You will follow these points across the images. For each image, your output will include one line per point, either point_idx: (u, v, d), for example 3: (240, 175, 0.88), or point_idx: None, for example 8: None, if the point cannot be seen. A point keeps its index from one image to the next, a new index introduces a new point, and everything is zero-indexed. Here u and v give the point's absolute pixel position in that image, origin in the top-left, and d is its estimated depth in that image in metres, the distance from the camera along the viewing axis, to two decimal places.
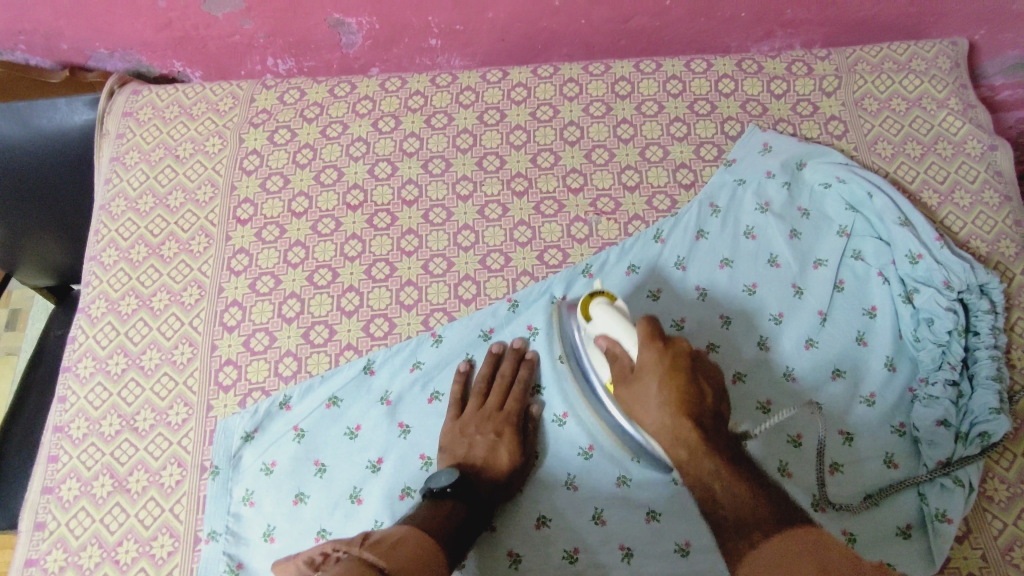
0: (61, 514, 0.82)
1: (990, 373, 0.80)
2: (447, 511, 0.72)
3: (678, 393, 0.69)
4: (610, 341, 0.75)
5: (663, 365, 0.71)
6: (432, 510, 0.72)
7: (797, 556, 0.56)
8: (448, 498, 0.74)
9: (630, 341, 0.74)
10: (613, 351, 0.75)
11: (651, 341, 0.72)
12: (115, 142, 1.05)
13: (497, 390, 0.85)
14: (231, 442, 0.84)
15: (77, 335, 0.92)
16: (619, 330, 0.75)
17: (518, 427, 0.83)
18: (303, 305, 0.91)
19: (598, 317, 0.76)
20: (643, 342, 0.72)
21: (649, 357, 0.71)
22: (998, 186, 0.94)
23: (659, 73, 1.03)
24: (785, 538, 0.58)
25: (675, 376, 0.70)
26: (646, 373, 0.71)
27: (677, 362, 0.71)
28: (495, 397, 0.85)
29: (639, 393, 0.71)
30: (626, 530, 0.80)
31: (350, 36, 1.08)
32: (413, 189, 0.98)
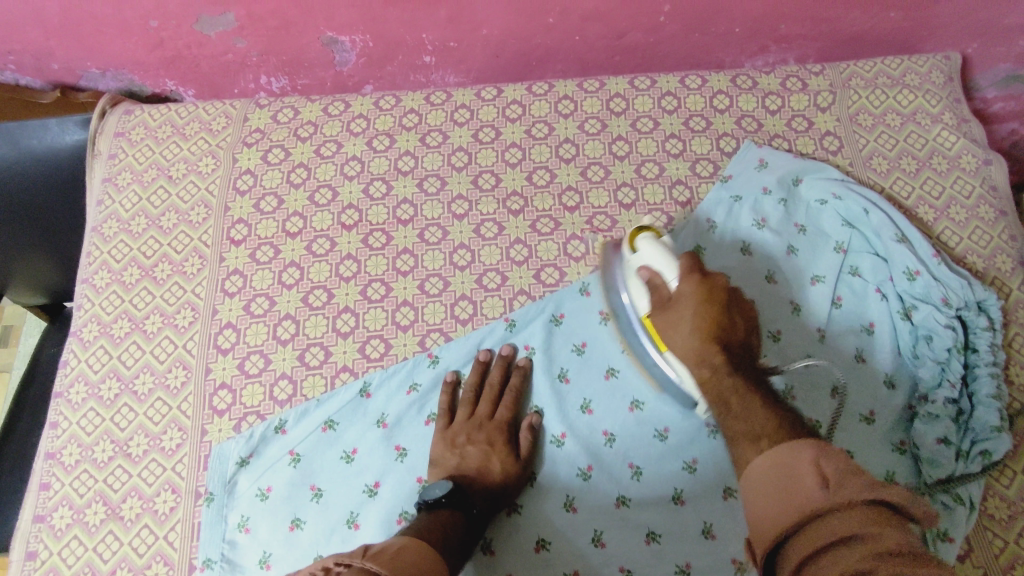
0: (54, 543, 0.81)
1: (989, 391, 0.80)
2: (444, 521, 0.73)
3: (708, 319, 0.69)
4: (650, 272, 0.76)
5: (699, 294, 0.71)
6: (431, 520, 0.72)
7: (794, 472, 0.53)
8: (444, 507, 0.75)
9: (671, 274, 0.74)
10: (653, 282, 0.76)
11: (691, 273, 0.73)
12: (107, 163, 1.04)
13: (488, 399, 0.86)
14: (225, 468, 0.83)
15: (70, 360, 0.91)
16: (661, 261, 0.76)
17: (510, 435, 0.84)
18: (298, 327, 0.90)
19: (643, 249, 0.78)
20: (685, 272, 0.73)
21: (687, 287, 0.72)
22: (993, 201, 0.94)
23: (654, 89, 1.03)
24: (788, 452, 0.55)
25: (710, 306, 0.70)
26: (683, 300, 0.72)
27: (714, 292, 0.71)
28: (485, 405, 0.85)
29: (673, 318, 0.72)
30: (625, 553, 0.79)
31: (343, 54, 1.07)
32: (408, 208, 0.98)
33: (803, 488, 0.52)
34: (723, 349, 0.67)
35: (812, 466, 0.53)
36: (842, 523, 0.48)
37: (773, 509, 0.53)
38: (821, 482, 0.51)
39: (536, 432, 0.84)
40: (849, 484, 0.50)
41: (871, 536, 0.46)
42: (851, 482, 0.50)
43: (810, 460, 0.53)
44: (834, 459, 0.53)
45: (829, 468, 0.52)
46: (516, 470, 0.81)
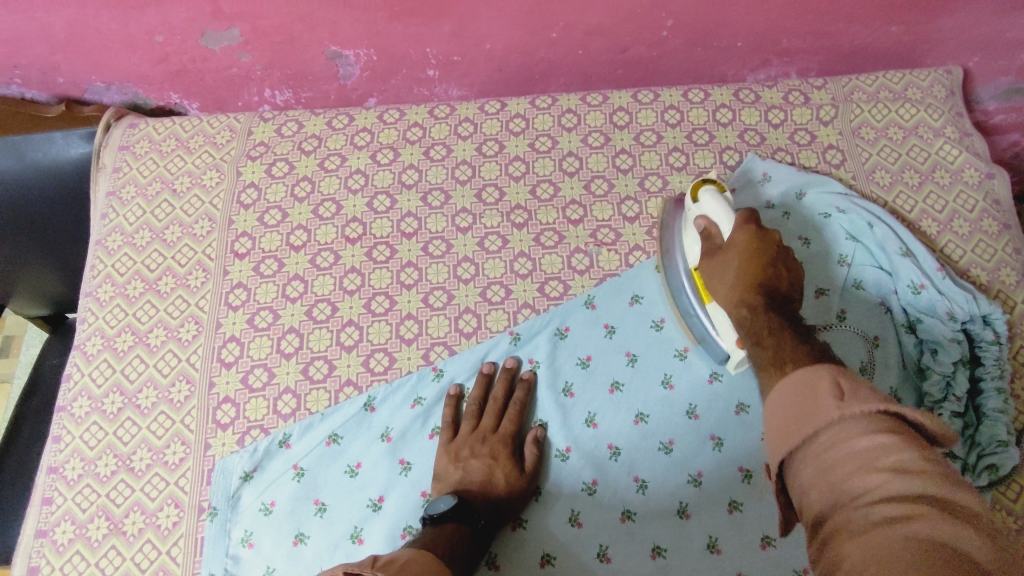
0: (56, 558, 0.81)
1: (996, 406, 0.80)
2: (449, 535, 0.73)
3: (754, 268, 0.72)
4: (708, 222, 0.79)
5: (749, 243, 0.73)
6: (435, 535, 0.72)
7: (812, 387, 0.56)
8: (449, 521, 0.74)
9: (727, 228, 0.76)
10: (708, 231, 0.78)
11: (747, 224, 0.74)
12: (112, 176, 1.04)
13: (491, 411, 0.86)
14: (229, 483, 0.83)
15: (73, 373, 0.91)
16: (719, 213, 0.78)
17: (514, 448, 0.84)
18: (302, 340, 0.90)
19: (705, 200, 0.80)
20: (739, 224, 0.75)
21: (739, 238, 0.73)
22: (996, 215, 0.95)
23: (657, 103, 1.04)
24: (806, 372, 0.57)
25: (757, 255, 0.72)
26: (734, 250, 0.74)
27: (765, 244, 0.72)
28: (488, 418, 0.85)
29: (720, 266, 0.75)
30: (631, 568, 0.79)
31: (348, 68, 1.08)
32: (413, 221, 0.98)
33: (818, 405, 0.54)
34: (766, 294, 0.71)
35: (830, 382, 0.55)
36: (854, 438, 0.51)
37: (788, 421, 0.56)
38: (836, 396, 0.53)
39: (541, 445, 0.84)
40: (863, 399, 0.52)
41: (879, 449, 0.49)
42: (866, 397, 0.52)
43: (828, 380, 0.55)
44: (851, 377, 0.55)
45: (846, 385, 0.54)
46: (520, 484, 0.81)
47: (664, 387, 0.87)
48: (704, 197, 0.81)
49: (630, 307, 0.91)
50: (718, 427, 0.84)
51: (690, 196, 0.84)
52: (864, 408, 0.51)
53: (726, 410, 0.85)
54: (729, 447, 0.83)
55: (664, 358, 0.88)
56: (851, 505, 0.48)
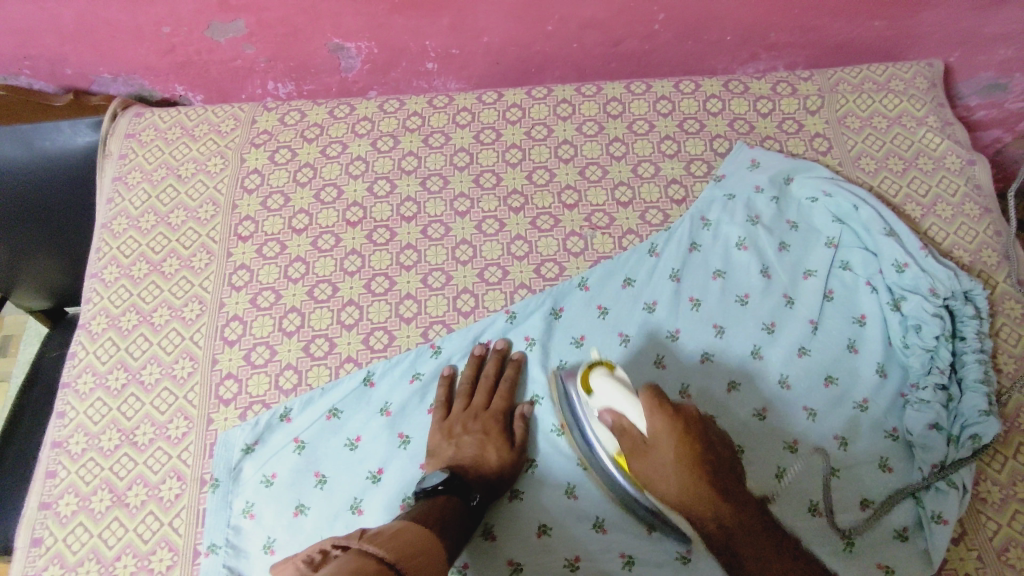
0: (58, 530, 0.82)
1: (977, 376, 0.82)
2: (442, 505, 0.73)
3: (693, 460, 0.67)
4: (615, 414, 0.73)
5: (674, 436, 0.68)
6: (429, 505, 0.73)
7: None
8: (441, 493, 0.75)
9: (637, 412, 0.71)
10: (619, 424, 0.73)
11: (659, 407, 0.69)
12: (117, 162, 1.06)
13: (483, 390, 0.87)
14: (231, 455, 0.84)
15: (77, 351, 0.93)
16: (624, 401, 0.72)
17: (505, 426, 0.85)
18: (303, 319, 0.92)
19: (600, 390, 0.74)
20: (650, 408, 0.69)
21: (659, 425, 0.68)
22: (978, 199, 0.98)
23: (649, 94, 1.07)
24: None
25: (689, 444, 0.68)
26: (659, 445, 0.68)
27: (687, 430, 0.68)
28: (480, 397, 0.87)
29: (655, 466, 0.69)
30: (626, 538, 0.80)
31: (349, 60, 1.11)
32: (412, 206, 1.00)
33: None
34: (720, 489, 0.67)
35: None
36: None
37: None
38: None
39: (528, 422, 0.86)
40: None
41: None
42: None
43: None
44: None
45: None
46: (512, 457, 0.83)
47: (657, 367, 0.89)
48: (598, 382, 0.75)
49: (623, 289, 0.93)
50: (711, 403, 0.86)
51: (581, 388, 0.77)
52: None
53: (718, 385, 0.87)
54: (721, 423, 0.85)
55: (657, 337, 0.90)
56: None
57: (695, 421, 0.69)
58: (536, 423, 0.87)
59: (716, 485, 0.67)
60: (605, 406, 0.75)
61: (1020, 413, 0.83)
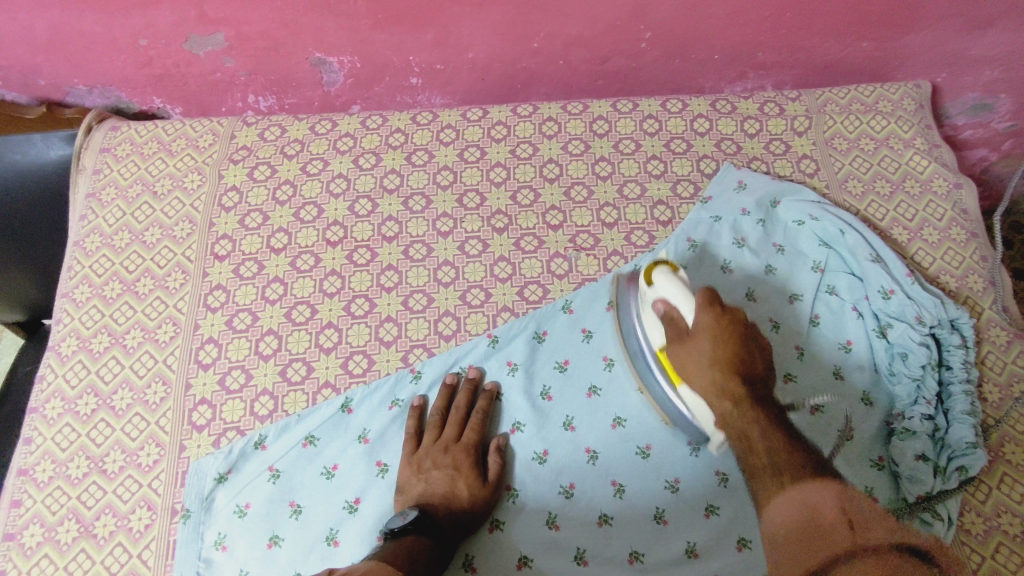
0: (23, 562, 0.79)
1: (964, 407, 0.82)
2: (409, 547, 0.72)
3: (726, 352, 0.73)
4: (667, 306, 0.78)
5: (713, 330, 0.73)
6: (396, 548, 0.71)
7: (816, 504, 0.62)
8: (410, 533, 0.73)
9: (688, 306, 0.76)
10: (670, 315, 0.78)
11: (709, 305, 0.75)
12: (91, 178, 1.04)
13: (453, 422, 0.85)
14: (203, 484, 0.82)
15: (47, 374, 0.90)
16: (679, 296, 0.77)
17: (476, 459, 0.82)
18: (280, 342, 0.90)
19: (659, 282, 0.79)
20: (701, 304, 0.75)
21: (704, 320, 0.74)
22: (965, 223, 0.97)
23: (636, 112, 1.06)
24: (815, 487, 0.64)
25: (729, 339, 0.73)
26: (700, 334, 0.74)
27: (732, 326, 0.74)
28: (451, 429, 0.84)
29: (689, 354, 0.75)
30: (607, 571, 0.78)
31: (332, 74, 1.09)
32: (394, 225, 0.98)
33: (828, 525, 0.60)
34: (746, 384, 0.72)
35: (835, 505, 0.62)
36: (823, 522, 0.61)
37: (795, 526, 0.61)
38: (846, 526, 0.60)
39: (503, 455, 0.84)
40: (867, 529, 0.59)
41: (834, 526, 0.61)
42: (873, 528, 0.59)
43: (834, 504, 0.62)
44: (852, 500, 0.63)
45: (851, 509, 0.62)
46: (484, 494, 0.80)
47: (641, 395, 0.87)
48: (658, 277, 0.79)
49: (608, 313, 0.91)
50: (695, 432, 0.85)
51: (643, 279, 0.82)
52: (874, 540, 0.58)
53: None
54: (706, 451, 0.84)
55: None
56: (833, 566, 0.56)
57: (741, 326, 0.74)
58: (516, 452, 0.84)
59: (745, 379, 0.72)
60: (659, 298, 0.79)
61: (1004, 442, 0.83)
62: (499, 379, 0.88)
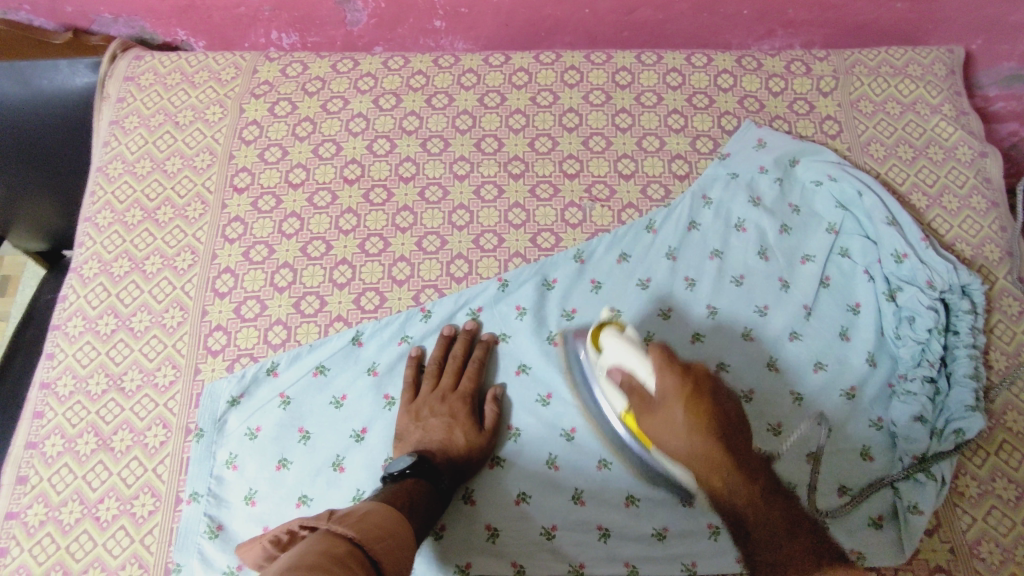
0: (44, 469, 0.83)
1: (967, 371, 0.82)
2: (408, 489, 0.73)
3: (702, 410, 0.69)
4: (625, 371, 0.74)
5: (685, 393, 0.69)
6: (396, 490, 0.73)
7: None
8: (409, 477, 0.75)
9: (644, 369, 0.72)
10: (628, 383, 0.74)
11: (669, 366, 0.71)
12: (115, 106, 1.05)
13: (450, 372, 0.86)
14: (216, 406, 0.85)
15: (69, 294, 0.92)
16: (633, 359, 0.73)
17: (472, 409, 0.84)
18: (295, 276, 0.92)
19: (609, 349, 0.76)
20: (661, 367, 0.71)
21: (670, 384, 0.70)
22: (986, 193, 0.96)
23: (660, 65, 1.04)
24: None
25: (698, 402, 0.69)
26: (669, 401, 0.70)
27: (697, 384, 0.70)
28: (447, 378, 0.85)
29: (664, 422, 0.70)
30: (603, 512, 0.80)
31: (355, 14, 1.08)
32: (411, 166, 0.99)
33: None
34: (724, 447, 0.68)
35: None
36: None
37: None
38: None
39: (499, 404, 0.85)
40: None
41: None
42: None
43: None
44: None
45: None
46: (480, 442, 0.81)
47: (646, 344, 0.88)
48: (607, 341, 0.77)
49: (618, 264, 0.92)
50: None
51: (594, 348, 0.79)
52: None
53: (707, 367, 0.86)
54: None
55: (648, 315, 0.89)
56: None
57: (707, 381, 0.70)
58: (519, 396, 0.86)
59: (721, 436, 0.68)
60: (614, 365, 0.75)
61: (1006, 410, 0.83)
62: (503, 323, 0.89)
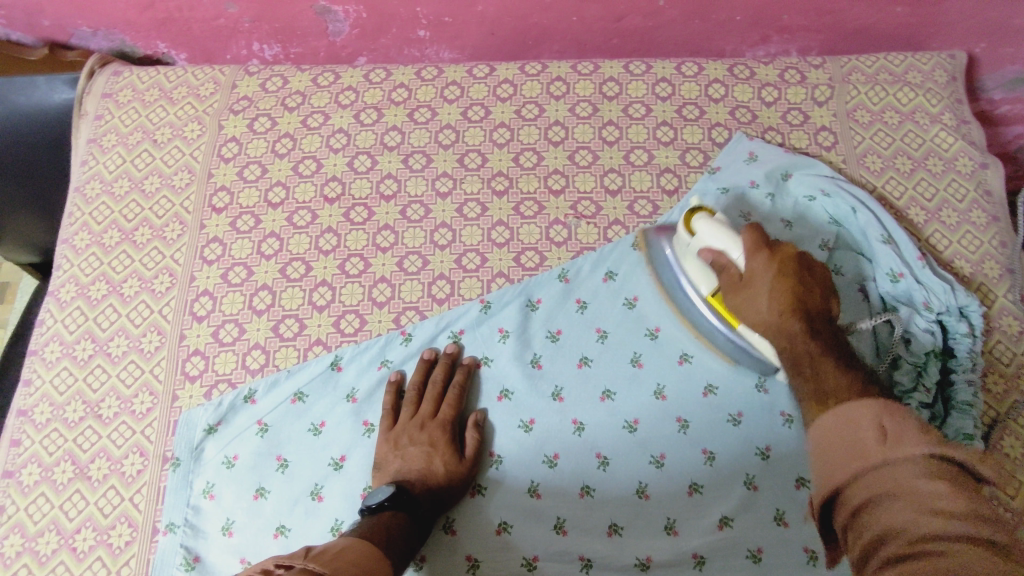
0: (21, 499, 0.82)
1: (966, 398, 0.79)
2: (386, 523, 0.71)
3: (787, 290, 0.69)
4: (715, 253, 0.77)
5: (773, 272, 0.71)
6: (373, 524, 0.71)
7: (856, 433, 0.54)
8: (387, 509, 0.73)
9: (737, 252, 0.75)
10: (719, 262, 0.77)
11: (758, 249, 0.73)
12: (93, 123, 1.03)
13: (430, 397, 0.84)
14: (193, 435, 0.83)
15: (46, 319, 0.91)
16: (724, 242, 0.76)
17: (452, 436, 0.82)
18: (274, 298, 0.90)
19: (702, 230, 0.79)
20: (750, 250, 0.73)
21: (757, 263, 0.72)
22: (986, 206, 0.92)
23: (649, 75, 1.01)
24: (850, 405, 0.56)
25: (784, 282, 0.70)
26: (756, 280, 0.72)
27: (786, 265, 0.71)
28: (427, 404, 0.83)
29: (748, 299, 0.72)
30: (586, 541, 0.78)
31: (337, 24, 1.06)
32: (392, 183, 0.97)
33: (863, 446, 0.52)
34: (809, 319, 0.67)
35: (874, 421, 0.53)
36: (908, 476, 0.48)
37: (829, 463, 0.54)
38: (879, 436, 0.52)
39: (481, 431, 0.83)
40: (908, 434, 0.51)
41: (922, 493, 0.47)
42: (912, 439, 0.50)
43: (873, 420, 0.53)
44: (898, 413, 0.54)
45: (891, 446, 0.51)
46: (460, 470, 0.79)
47: (632, 365, 0.85)
48: (699, 225, 0.80)
49: (604, 283, 0.90)
50: (684, 408, 0.83)
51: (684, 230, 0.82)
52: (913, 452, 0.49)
53: (693, 390, 0.84)
54: (694, 429, 0.82)
55: (635, 337, 0.87)
56: (891, 550, 0.46)
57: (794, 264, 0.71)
58: (501, 423, 0.84)
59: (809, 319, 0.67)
60: (704, 246, 0.79)
61: (1003, 436, 0.81)
62: (485, 347, 0.87)
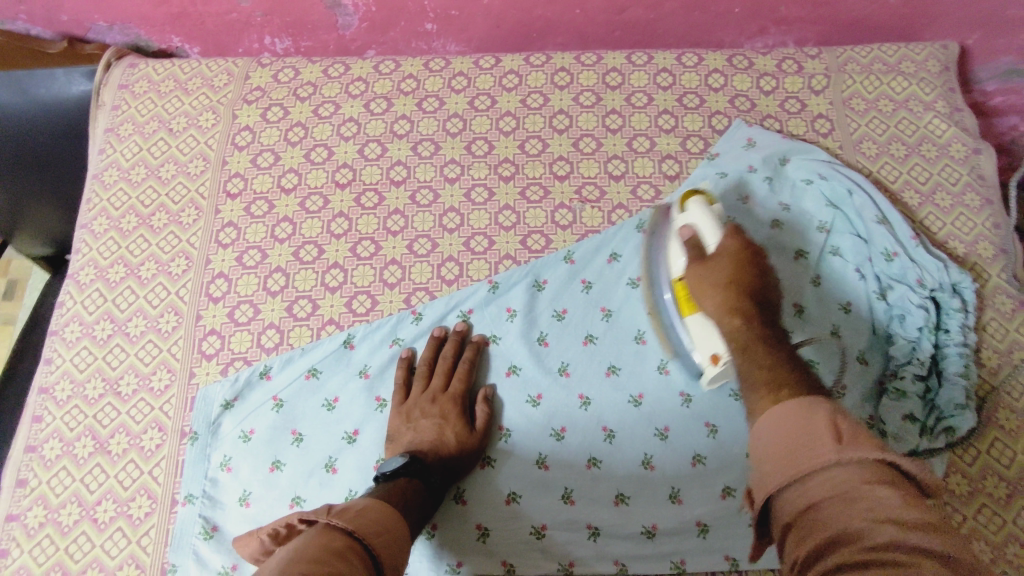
0: (43, 472, 0.84)
1: (957, 369, 0.82)
2: (401, 488, 0.73)
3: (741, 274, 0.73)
4: (694, 232, 0.79)
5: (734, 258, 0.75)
6: (388, 488, 0.73)
7: (806, 424, 0.56)
8: (402, 475, 0.75)
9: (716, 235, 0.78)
10: (693, 242, 0.78)
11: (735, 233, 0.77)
12: (110, 114, 1.06)
13: (441, 372, 0.86)
14: (210, 410, 0.86)
15: (66, 300, 0.94)
16: (707, 227, 0.78)
17: (462, 409, 0.84)
18: (288, 280, 0.93)
19: (692, 210, 0.81)
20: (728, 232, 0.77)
21: (730, 245, 0.76)
22: (980, 189, 0.95)
23: (650, 65, 1.04)
24: (800, 403, 0.58)
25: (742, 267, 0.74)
26: (722, 257, 0.75)
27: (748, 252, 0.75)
28: (438, 379, 0.86)
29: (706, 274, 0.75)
30: (594, 510, 0.81)
31: (346, 18, 1.09)
32: (402, 169, 0.99)
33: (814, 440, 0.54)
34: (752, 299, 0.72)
35: (828, 422, 0.55)
36: (863, 483, 0.50)
37: (781, 455, 0.56)
38: (834, 437, 0.54)
39: (490, 405, 0.86)
40: (860, 437, 0.53)
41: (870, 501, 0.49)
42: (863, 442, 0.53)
43: (825, 417, 0.56)
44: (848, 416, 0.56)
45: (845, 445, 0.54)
46: (471, 442, 0.82)
47: (636, 342, 0.88)
48: (692, 206, 0.82)
49: (608, 264, 0.92)
50: (687, 383, 0.86)
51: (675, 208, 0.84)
52: (864, 454, 0.52)
53: None
54: (698, 403, 0.85)
55: (639, 314, 0.90)
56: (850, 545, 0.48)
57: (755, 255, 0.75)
58: (510, 398, 0.86)
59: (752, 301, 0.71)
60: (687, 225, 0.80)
61: (997, 409, 0.83)
62: (493, 326, 0.90)
